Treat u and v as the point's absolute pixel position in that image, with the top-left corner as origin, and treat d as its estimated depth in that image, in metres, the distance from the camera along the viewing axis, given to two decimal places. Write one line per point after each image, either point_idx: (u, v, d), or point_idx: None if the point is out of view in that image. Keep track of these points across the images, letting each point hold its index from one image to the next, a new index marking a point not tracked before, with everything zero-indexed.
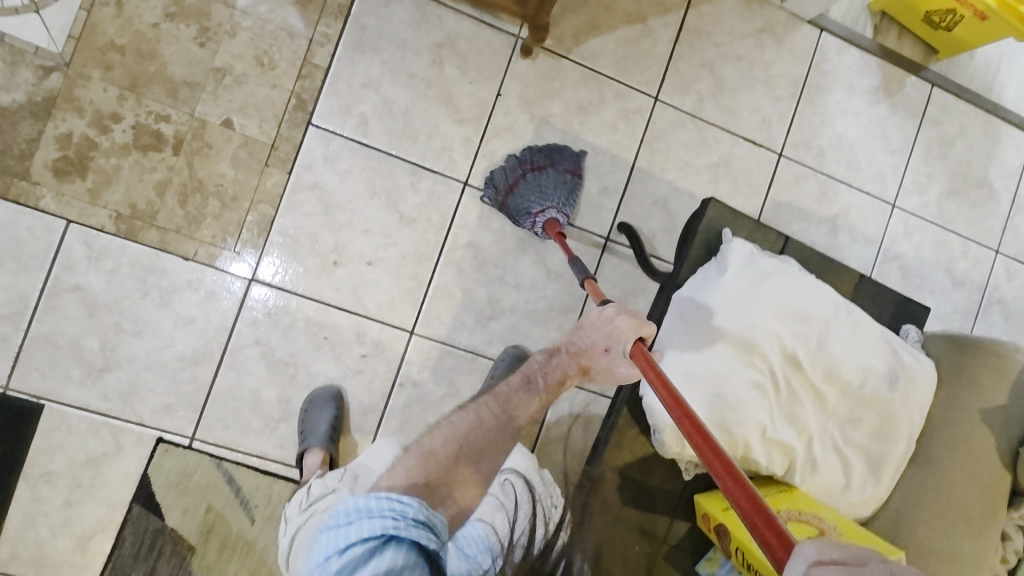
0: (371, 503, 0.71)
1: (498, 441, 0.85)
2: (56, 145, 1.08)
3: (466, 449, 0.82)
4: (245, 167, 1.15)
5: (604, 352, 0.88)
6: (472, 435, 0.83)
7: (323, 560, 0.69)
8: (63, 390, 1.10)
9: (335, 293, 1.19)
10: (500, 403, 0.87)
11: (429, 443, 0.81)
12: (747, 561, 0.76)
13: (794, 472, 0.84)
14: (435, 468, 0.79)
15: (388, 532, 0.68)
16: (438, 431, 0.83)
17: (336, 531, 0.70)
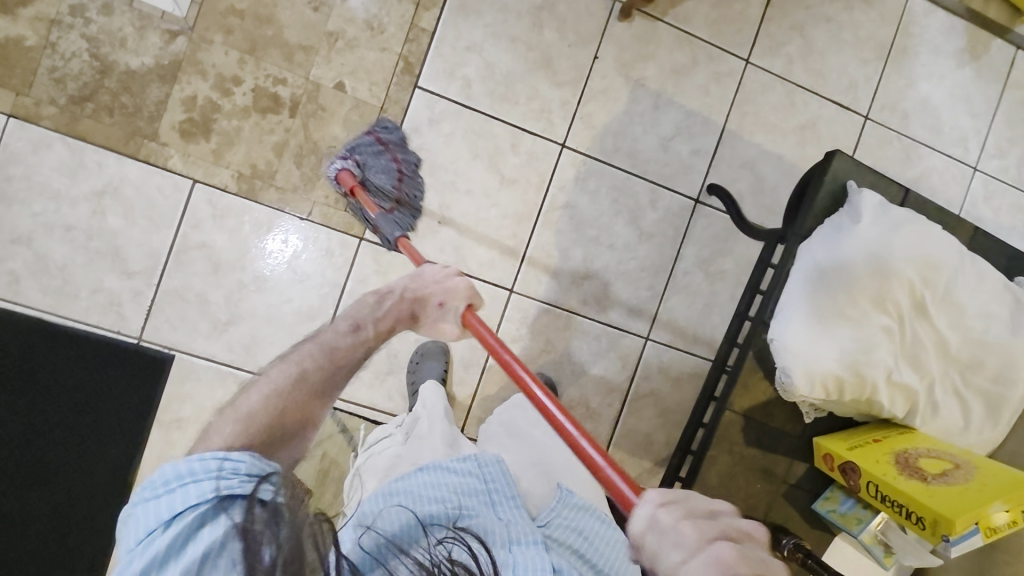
0: (187, 468, 0.62)
1: (329, 383, 0.76)
2: (183, 108, 1.13)
3: (289, 407, 0.71)
4: (356, 129, 1.18)
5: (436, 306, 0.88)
6: (295, 390, 0.73)
7: (143, 539, 0.60)
8: (191, 341, 1.16)
9: (438, 252, 1.22)
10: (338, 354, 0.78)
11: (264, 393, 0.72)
12: (880, 492, 0.82)
13: (915, 414, 0.90)
14: (258, 431, 0.68)
15: (217, 497, 0.60)
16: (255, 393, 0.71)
17: (151, 507, 0.61)
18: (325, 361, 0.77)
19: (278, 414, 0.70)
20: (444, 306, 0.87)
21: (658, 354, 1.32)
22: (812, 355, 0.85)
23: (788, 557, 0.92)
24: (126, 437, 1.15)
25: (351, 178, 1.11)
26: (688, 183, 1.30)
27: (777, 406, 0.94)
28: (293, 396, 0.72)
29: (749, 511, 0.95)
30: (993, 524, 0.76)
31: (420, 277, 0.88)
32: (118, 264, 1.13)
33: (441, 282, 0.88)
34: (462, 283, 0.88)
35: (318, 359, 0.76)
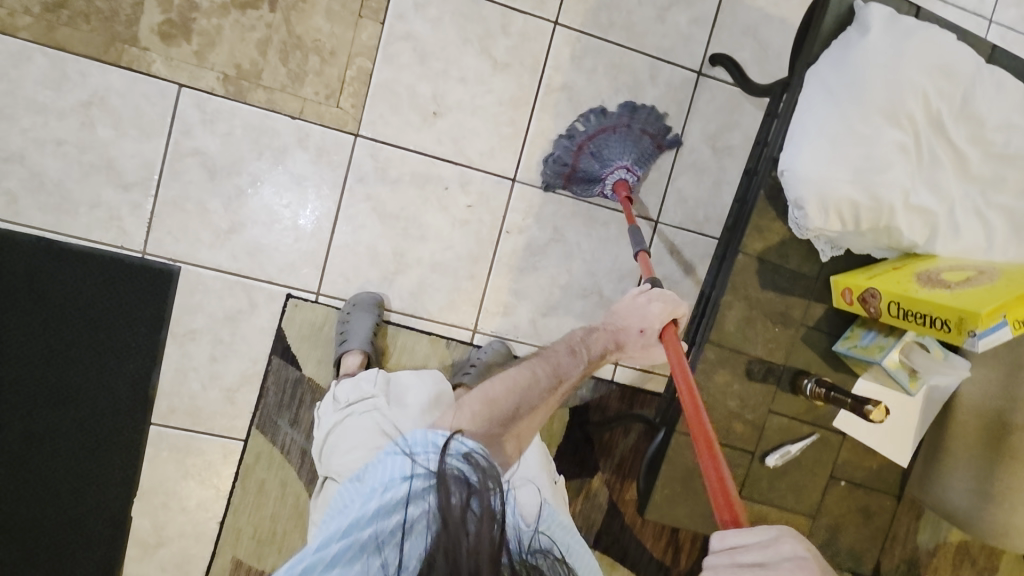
0: (438, 440, 0.70)
1: (568, 379, 0.92)
2: (159, 9, 1.09)
3: (524, 401, 0.85)
4: (340, 20, 1.15)
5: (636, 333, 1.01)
6: (534, 391, 0.87)
7: (385, 479, 0.67)
8: (195, 252, 1.15)
9: (437, 144, 1.21)
10: (577, 358, 0.96)
11: (518, 378, 0.87)
12: (902, 309, 0.81)
13: (936, 237, 0.87)
14: (495, 416, 0.81)
15: (446, 472, 0.66)
16: (500, 378, 0.86)
17: (400, 457, 0.69)
18: (553, 374, 0.91)
19: (504, 419, 0.82)
20: (644, 332, 1.01)
21: (667, 236, 1.32)
22: (826, 179, 0.82)
23: (812, 398, 0.91)
24: (143, 352, 1.16)
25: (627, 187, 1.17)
26: (687, 56, 1.27)
27: (792, 247, 0.91)
28: (540, 393, 0.88)
29: (768, 357, 0.93)
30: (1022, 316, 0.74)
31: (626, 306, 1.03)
32: (113, 177, 1.11)
33: (652, 303, 1.01)
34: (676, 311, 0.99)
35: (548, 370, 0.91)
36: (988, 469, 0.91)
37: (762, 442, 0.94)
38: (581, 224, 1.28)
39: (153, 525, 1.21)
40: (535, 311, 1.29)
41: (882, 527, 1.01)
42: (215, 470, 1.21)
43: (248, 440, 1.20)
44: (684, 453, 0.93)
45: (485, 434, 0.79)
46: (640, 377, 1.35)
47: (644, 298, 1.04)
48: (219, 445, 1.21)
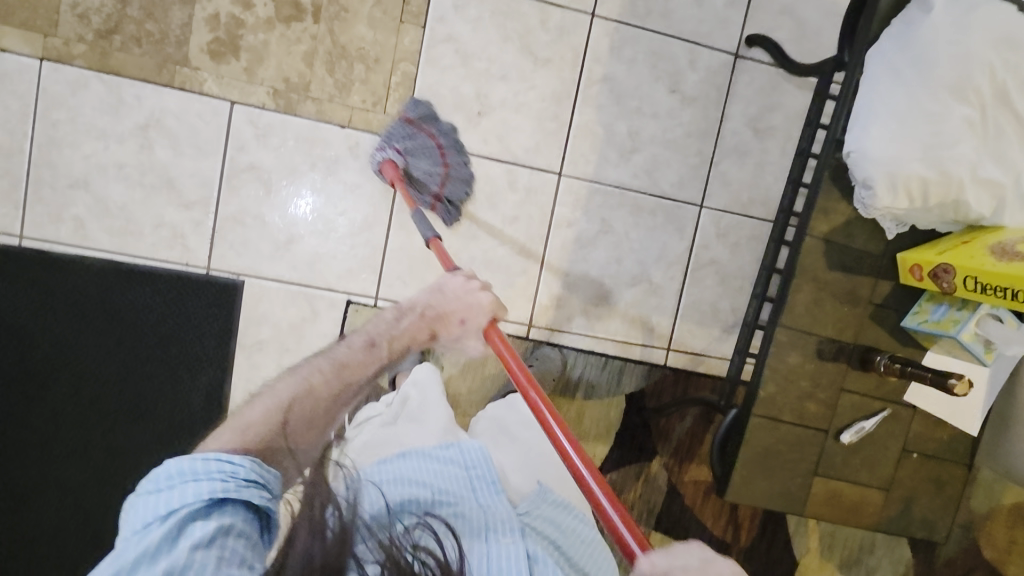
0: (192, 466, 0.68)
1: (359, 378, 0.86)
2: (208, 28, 1.11)
3: (294, 421, 0.78)
4: (382, 26, 1.16)
5: (457, 323, 0.94)
6: (318, 400, 0.81)
7: (144, 527, 0.65)
8: (257, 265, 1.18)
9: (483, 143, 1.22)
10: (373, 355, 0.88)
11: (306, 382, 0.81)
12: (981, 283, 0.82)
13: (1004, 210, 0.87)
14: (257, 437, 0.74)
15: (217, 495, 0.67)
16: (261, 398, 0.78)
17: (156, 496, 0.67)
18: (328, 376, 0.83)
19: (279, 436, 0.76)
20: (466, 325, 0.94)
21: (713, 219, 1.32)
22: (894, 158, 0.82)
23: (885, 373, 0.92)
24: (213, 364, 1.19)
25: (394, 170, 1.13)
26: (725, 39, 1.27)
27: (857, 226, 0.92)
28: (328, 399, 0.82)
29: (839, 337, 0.94)
30: None
31: (442, 292, 0.94)
32: (174, 196, 1.14)
33: (460, 291, 0.94)
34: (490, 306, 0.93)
35: (324, 366, 0.84)
36: None
37: (835, 420, 0.96)
38: (628, 213, 1.29)
39: None
40: (587, 302, 1.30)
41: (953, 496, 1.02)
42: None
43: None
44: (760, 435, 0.94)
45: (251, 448, 0.73)
46: (693, 360, 1.37)
47: (472, 286, 0.94)
48: None
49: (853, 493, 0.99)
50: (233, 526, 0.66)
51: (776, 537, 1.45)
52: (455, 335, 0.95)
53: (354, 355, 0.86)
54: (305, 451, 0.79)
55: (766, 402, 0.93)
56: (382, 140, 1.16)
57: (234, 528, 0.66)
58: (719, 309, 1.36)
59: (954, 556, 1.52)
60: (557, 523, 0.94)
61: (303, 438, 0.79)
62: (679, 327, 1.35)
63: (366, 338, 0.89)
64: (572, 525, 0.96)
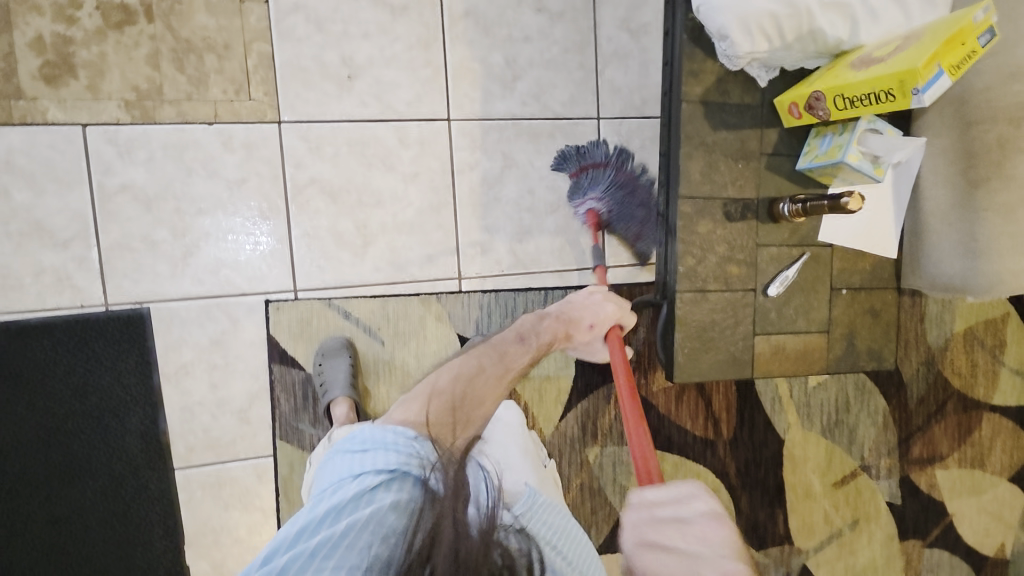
0: (385, 437, 0.79)
1: (513, 370, 0.98)
2: (34, 53, 1.04)
3: (470, 389, 0.91)
4: (223, 10, 1.11)
5: (586, 326, 1.06)
6: (477, 382, 0.93)
7: (338, 482, 0.77)
8: (159, 287, 1.12)
9: (362, 107, 1.18)
10: (523, 348, 1.02)
11: (473, 367, 0.95)
12: (850, 99, 0.83)
13: (856, 28, 0.89)
14: (436, 405, 0.87)
15: (391, 467, 0.76)
16: (443, 373, 0.94)
17: (353, 457, 0.79)
18: (507, 365, 0.98)
19: (453, 407, 0.87)
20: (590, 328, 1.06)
21: (612, 128, 1.32)
22: (736, 2, 0.84)
23: (792, 217, 0.94)
24: (142, 403, 1.12)
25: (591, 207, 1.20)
26: None
27: (729, 82, 0.94)
28: (489, 387, 0.93)
29: (742, 195, 0.96)
30: (957, 60, 0.77)
31: (572, 303, 1.08)
32: (47, 238, 1.06)
33: (602, 300, 1.06)
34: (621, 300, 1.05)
35: (496, 359, 0.98)
36: (968, 227, 0.94)
37: (760, 276, 0.98)
38: (529, 143, 1.28)
39: (212, 565, 1.19)
40: (511, 241, 1.28)
41: (892, 321, 1.05)
42: (255, 493, 1.19)
43: (278, 454, 1.18)
44: (692, 310, 0.95)
45: (414, 421, 0.83)
46: (631, 272, 1.36)
47: (596, 294, 1.07)
48: (251, 468, 1.18)
49: (797, 342, 1.01)
50: (403, 503, 0.73)
51: (768, 428, 1.44)
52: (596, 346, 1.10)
53: (503, 350, 1.00)
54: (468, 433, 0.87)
55: (689, 276, 0.95)
56: (578, 196, 1.22)
57: (400, 503, 0.73)
58: None
59: (924, 394, 1.51)
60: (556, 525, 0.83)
61: (473, 421, 0.88)
62: (609, 243, 1.34)
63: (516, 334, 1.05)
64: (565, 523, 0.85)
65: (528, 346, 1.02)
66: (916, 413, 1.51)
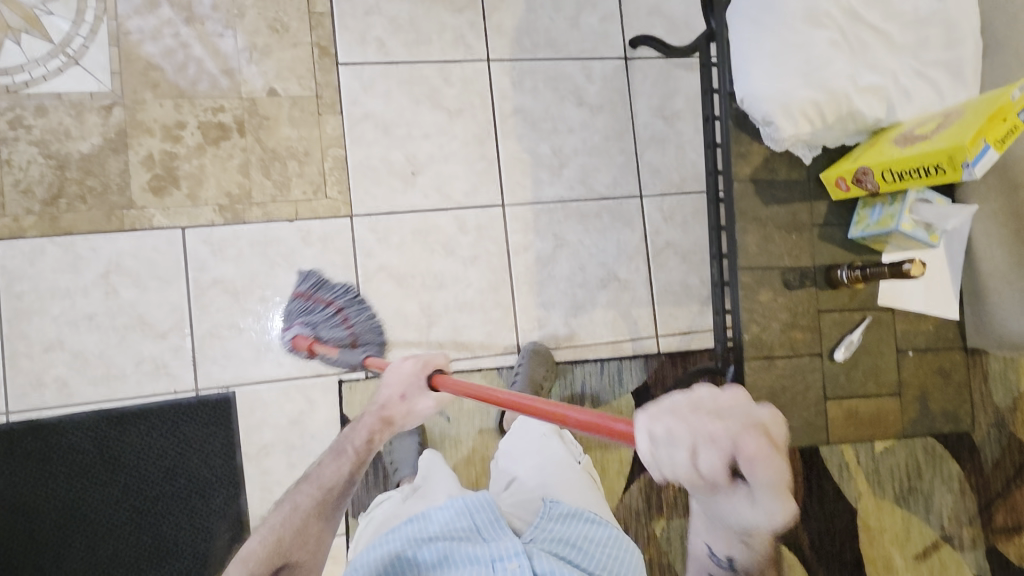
0: None
1: (331, 501, 0.96)
2: (145, 168, 1.19)
3: (288, 534, 0.92)
4: (304, 122, 1.25)
5: (399, 400, 1.02)
6: (309, 513, 0.95)
7: None
8: (243, 372, 1.20)
9: (424, 198, 1.29)
10: (333, 490, 0.97)
11: (295, 502, 0.96)
12: (897, 173, 0.87)
13: (893, 107, 0.95)
14: (255, 562, 0.88)
15: None
16: (258, 533, 0.93)
17: None
18: (315, 491, 0.97)
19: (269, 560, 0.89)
20: (400, 399, 1.02)
21: (655, 204, 1.39)
22: (780, 92, 0.91)
23: (851, 283, 0.96)
24: (224, 483, 1.18)
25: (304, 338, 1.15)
26: (609, 48, 1.39)
27: (776, 161, 0.99)
28: (314, 517, 0.94)
29: (799, 264, 0.98)
30: (1001, 136, 0.79)
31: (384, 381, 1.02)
32: (148, 330, 1.17)
33: (394, 376, 1.01)
34: (418, 365, 1.01)
35: (314, 487, 0.97)
36: None
37: (824, 341, 0.98)
38: (578, 222, 1.35)
39: None
40: (566, 315, 1.34)
41: (963, 381, 1.04)
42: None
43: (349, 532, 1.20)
44: (760, 377, 0.96)
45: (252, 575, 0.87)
46: (683, 340, 1.38)
47: (402, 364, 1.02)
48: None
49: (867, 407, 1.00)
50: None
51: (837, 496, 1.39)
52: (416, 411, 1.03)
53: (313, 486, 0.97)
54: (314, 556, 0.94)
55: (755, 343, 0.96)
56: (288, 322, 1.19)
57: None
58: (691, 285, 1.40)
59: (1000, 458, 1.44)
60: (569, 540, 0.91)
61: (315, 540, 0.94)
62: (660, 312, 1.38)
63: (333, 450, 1.02)
64: (584, 531, 0.93)
65: (343, 460, 1.00)
66: (994, 477, 1.44)
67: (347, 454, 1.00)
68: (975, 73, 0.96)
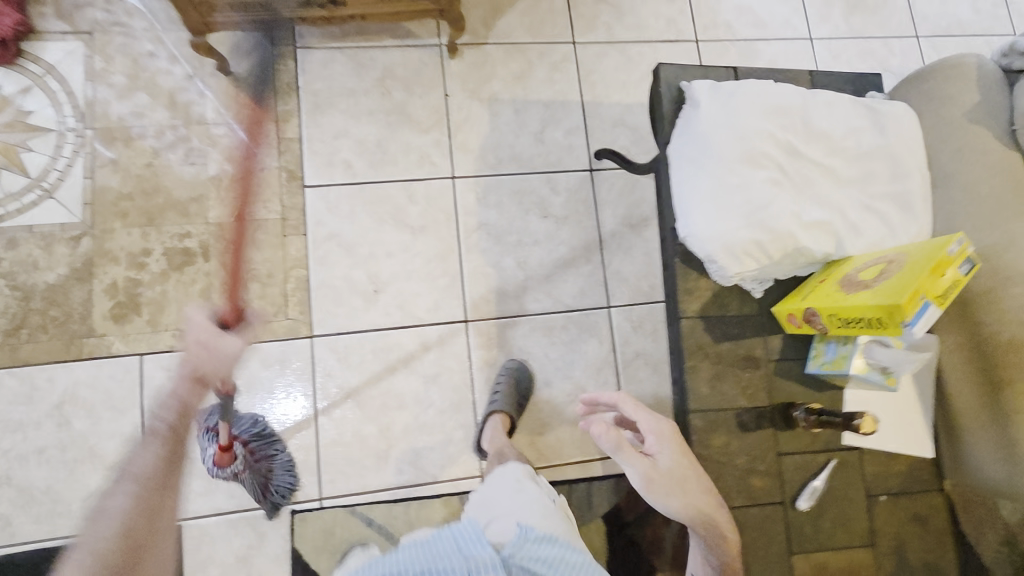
0: None
1: (160, 472, 0.85)
2: (108, 296, 1.20)
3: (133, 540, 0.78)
4: (268, 245, 1.27)
5: (198, 342, 0.90)
6: (147, 517, 0.81)
7: None
8: (193, 503, 1.16)
9: (386, 317, 1.29)
10: (173, 447, 0.87)
11: (111, 502, 0.81)
12: (844, 320, 0.84)
13: (843, 242, 0.93)
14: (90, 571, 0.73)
15: None
16: (81, 548, 0.77)
17: None
18: (139, 479, 0.83)
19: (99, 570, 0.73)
20: (180, 395, 0.92)
21: (624, 315, 1.37)
22: (721, 234, 0.90)
23: (808, 426, 0.92)
24: None
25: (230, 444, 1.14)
26: (575, 160, 1.40)
27: (726, 296, 0.97)
28: (149, 503, 0.82)
29: (754, 403, 0.95)
30: (942, 293, 0.77)
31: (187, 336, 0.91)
32: (98, 462, 1.15)
33: (196, 326, 0.84)
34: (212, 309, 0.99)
35: (133, 481, 0.83)
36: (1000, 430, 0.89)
37: (786, 486, 0.93)
38: (543, 336, 1.33)
39: None
40: (531, 433, 1.30)
41: (943, 528, 0.96)
42: None
43: None
44: None
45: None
46: None
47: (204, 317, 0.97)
48: None
49: (838, 558, 0.93)
50: None
51: None
52: (228, 352, 0.86)
53: (129, 477, 0.84)
54: (163, 545, 0.82)
55: None
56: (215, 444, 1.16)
57: None
58: (664, 397, 1.35)
59: None
60: (547, 560, 0.80)
61: (160, 528, 0.82)
62: None
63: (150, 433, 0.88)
64: (561, 554, 0.82)
65: (160, 448, 0.87)
66: None
67: (164, 468, 0.86)
68: (925, 203, 0.94)
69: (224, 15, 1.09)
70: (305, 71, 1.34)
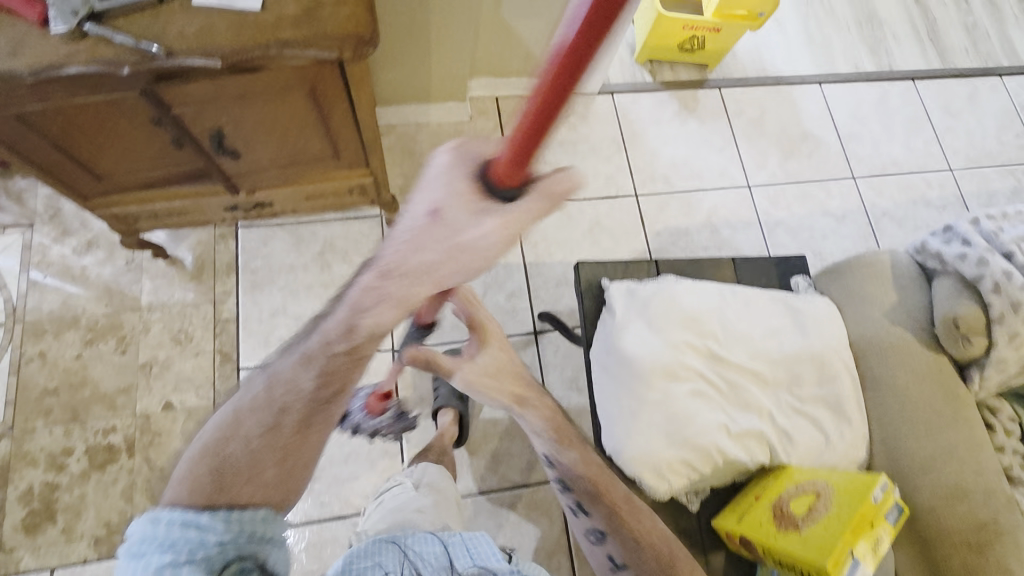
0: None
1: (422, 257, 0.52)
2: (21, 504, 1.14)
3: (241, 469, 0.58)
4: None
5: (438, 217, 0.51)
6: (223, 473, 0.57)
7: None
8: None
9: (321, 506, 1.21)
10: (384, 279, 0.54)
11: (240, 418, 0.60)
12: (779, 556, 0.79)
13: (777, 452, 0.89)
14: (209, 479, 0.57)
15: None
16: (207, 444, 0.59)
17: None
18: (296, 401, 0.60)
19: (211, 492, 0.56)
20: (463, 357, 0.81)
21: None
22: (646, 453, 0.86)
23: None
24: None
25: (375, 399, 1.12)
26: (518, 324, 1.39)
27: (661, 511, 0.90)
28: (279, 445, 0.60)
29: None
30: (873, 548, 0.77)
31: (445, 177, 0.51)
32: None
33: (433, 176, 0.51)
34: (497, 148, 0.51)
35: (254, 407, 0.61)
36: None
37: None
38: (490, 517, 1.25)
39: None
40: None
41: None
42: None
43: None
44: None
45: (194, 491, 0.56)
46: None
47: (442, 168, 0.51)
48: None
49: None
50: None
51: None
52: (467, 243, 0.50)
53: (377, 275, 0.55)
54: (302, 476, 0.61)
55: None
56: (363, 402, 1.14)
57: None
58: None
59: None
60: None
61: (299, 466, 0.61)
62: None
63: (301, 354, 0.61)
64: None
65: (318, 365, 0.60)
66: None
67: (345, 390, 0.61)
68: (858, 406, 0.91)
69: (150, 222, 1.10)
70: (245, 249, 1.35)
